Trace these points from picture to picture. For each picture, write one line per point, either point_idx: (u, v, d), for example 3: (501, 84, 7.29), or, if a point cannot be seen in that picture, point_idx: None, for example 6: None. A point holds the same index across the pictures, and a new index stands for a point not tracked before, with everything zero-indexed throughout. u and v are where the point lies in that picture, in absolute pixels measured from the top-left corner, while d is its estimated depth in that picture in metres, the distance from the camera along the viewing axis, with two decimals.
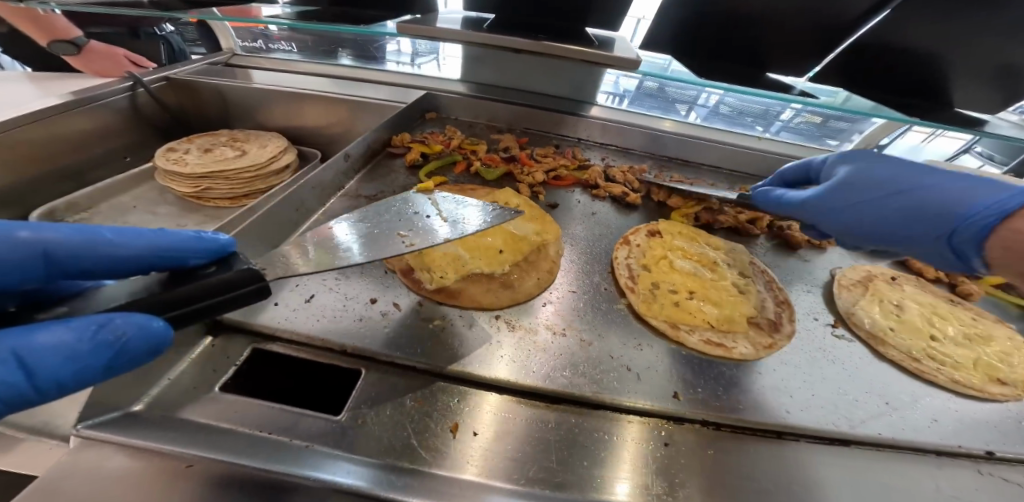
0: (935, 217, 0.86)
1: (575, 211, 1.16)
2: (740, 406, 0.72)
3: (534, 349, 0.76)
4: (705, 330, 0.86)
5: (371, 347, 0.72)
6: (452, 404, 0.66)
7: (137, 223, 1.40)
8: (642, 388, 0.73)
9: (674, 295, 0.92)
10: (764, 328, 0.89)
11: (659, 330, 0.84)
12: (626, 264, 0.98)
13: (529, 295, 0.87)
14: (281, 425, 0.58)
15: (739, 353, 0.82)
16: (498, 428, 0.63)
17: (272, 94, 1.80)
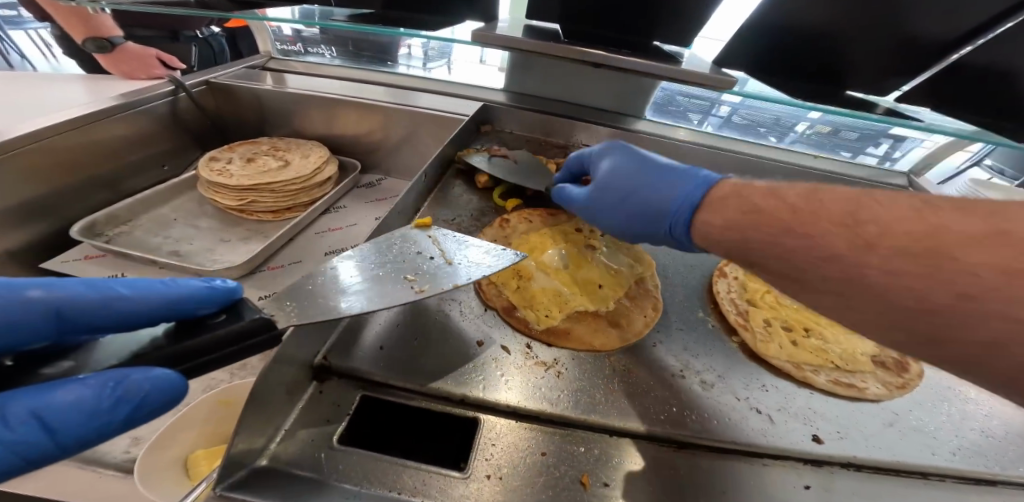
0: (654, 216, 0.86)
1: (658, 240, 1.09)
2: (883, 449, 0.69)
3: (656, 395, 0.72)
4: (830, 372, 0.82)
5: (489, 392, 0.67)
6: (582, 453, 0.62)
7: (181, 237, 1.33)
8: (779, 430, 0.69)
9: (788, 333, 0.88)
10: (889, 369, 0.85)
11: (784, 372, 0.79)
12: (730, 299, 0.91)
13: (641, 333, 0.81)
14: (412, 481, 0.54)
15: (874, 393, 0.78)
16: (626, 478, 0.59)
17: (314, 100, 1.73)
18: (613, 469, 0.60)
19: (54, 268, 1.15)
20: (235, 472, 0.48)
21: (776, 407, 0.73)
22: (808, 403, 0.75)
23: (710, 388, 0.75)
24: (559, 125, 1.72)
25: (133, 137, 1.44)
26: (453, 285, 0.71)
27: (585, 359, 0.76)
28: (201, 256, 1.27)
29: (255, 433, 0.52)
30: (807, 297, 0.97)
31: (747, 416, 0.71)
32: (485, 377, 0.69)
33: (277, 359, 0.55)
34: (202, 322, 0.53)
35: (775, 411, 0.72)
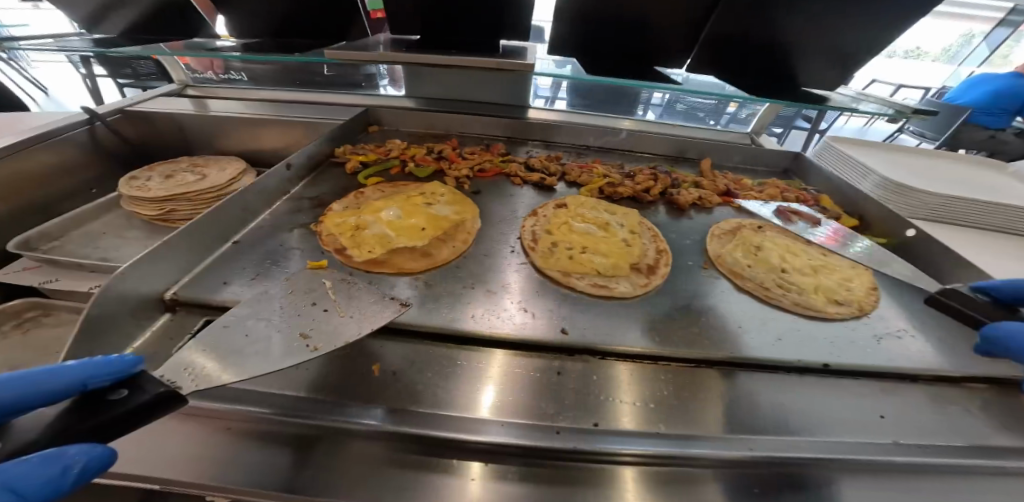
0: None
1: (496, 196, 1.34)
2: (680, 339, 0.90)
3: (441, 303, 0.91)
4: (593, 277, 1.02)
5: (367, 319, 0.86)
6: (447, 360, 0.80)
7: (109, 246, 1.52)
8: (539, 323, 0.89)
9: (570, 251, 1.06)
10: (643, 271, 1.06)
11: (552, 278, 1.00)
12: (531, 230, 1.12)
13: (447, 259, 1.00)
14: (312, 386, 0.73)
15: (619, 292, 0.99)
16: (498, 374, 0.78)
17: (226, 122, 1.95)
18: (404, 362, 0.78)
19: None
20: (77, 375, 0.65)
21: (531, 310, 0.92)
22: (570, 304, 0.95)
23: (473, 295, 0.94)
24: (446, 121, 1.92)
25: (60, 164, 1.63)
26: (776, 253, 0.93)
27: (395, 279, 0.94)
28: None
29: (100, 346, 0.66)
30: (596, 223, 1.17)
31: (463, 313, 0.89)
32: (418, 313, 0.88)
33: (117, 293, 0.70)
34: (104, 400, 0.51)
35: (496, 309, 0.91)
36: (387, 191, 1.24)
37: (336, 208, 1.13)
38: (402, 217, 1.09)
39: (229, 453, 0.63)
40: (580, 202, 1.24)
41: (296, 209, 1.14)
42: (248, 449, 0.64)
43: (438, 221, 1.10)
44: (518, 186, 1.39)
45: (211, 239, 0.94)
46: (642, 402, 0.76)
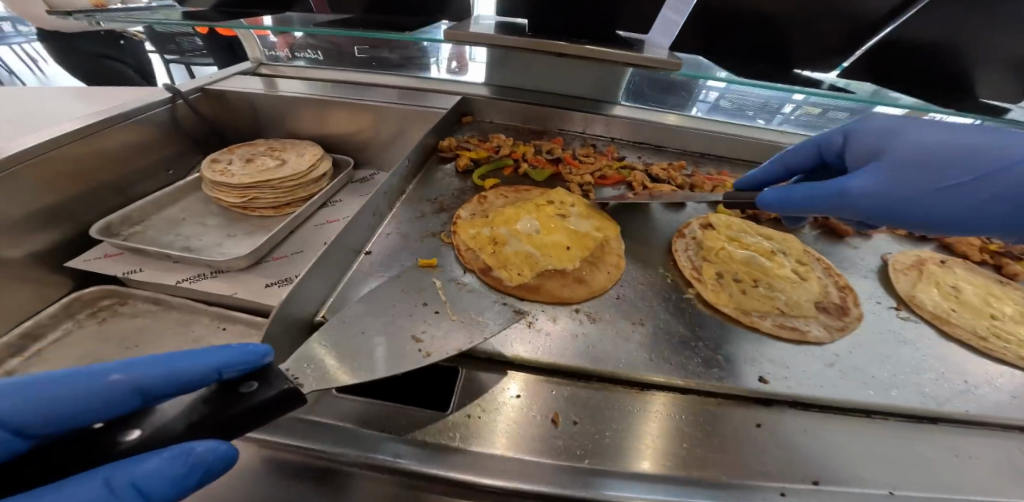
0: None
1: (626, 208, 1.16)
2: (788, 380, 0.77)
3: (621, 338, 0.81)
4: (775, 316, 0.90)
5: (468, 346, 0.77)
6: (503, 389, 0.71)
7: (190, 234, 1.43)
8: (725, 372, 0.77)
9: (739, 284, 0.95)
10: (833, 312, 0.93)
11: (731, 317, 0.88)
12: (686, 256, 1.00)
13: (604, 287, 0.89)
14: (364, 415, 0.65)
15: (815, 336, 0.87)
16: (535, 405, 0.69)
17: (302, 104, 1.83)
18: (582, 409, 0.69)
19: (77, 265, 1.24)
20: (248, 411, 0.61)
21: (708, 354, 0.81)
22: (757, 347, 0.83)
23: (643, 331, 0.83)
24: (537, 114, 1.74)
25: (141, 143, 1.56)
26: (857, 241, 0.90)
27: (555, 311, 0.84)
28: (211, 250, 1.38)
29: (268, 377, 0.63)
30: (758, 250, 1.02)
31: (637, 355, 0.78)
32: (604, 350, 0.79)
33: (283, 318, 0.66)
34: (235, 391, 0.51)
35: (668, 350, 0.80)
36: (512, 197, 1.13)
37: (465, 216, 1.03)
38: (544, 232, 0.98)
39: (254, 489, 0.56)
40: (730, 222, 1.09)
41: (419, 214, 1.03)
42: (277, 483, 0.57)
43: (586, 239, 0.99)
44: (646, 197, 1.22)
45: (342, 248, 0.83)
46: (710, 451, 0.65)
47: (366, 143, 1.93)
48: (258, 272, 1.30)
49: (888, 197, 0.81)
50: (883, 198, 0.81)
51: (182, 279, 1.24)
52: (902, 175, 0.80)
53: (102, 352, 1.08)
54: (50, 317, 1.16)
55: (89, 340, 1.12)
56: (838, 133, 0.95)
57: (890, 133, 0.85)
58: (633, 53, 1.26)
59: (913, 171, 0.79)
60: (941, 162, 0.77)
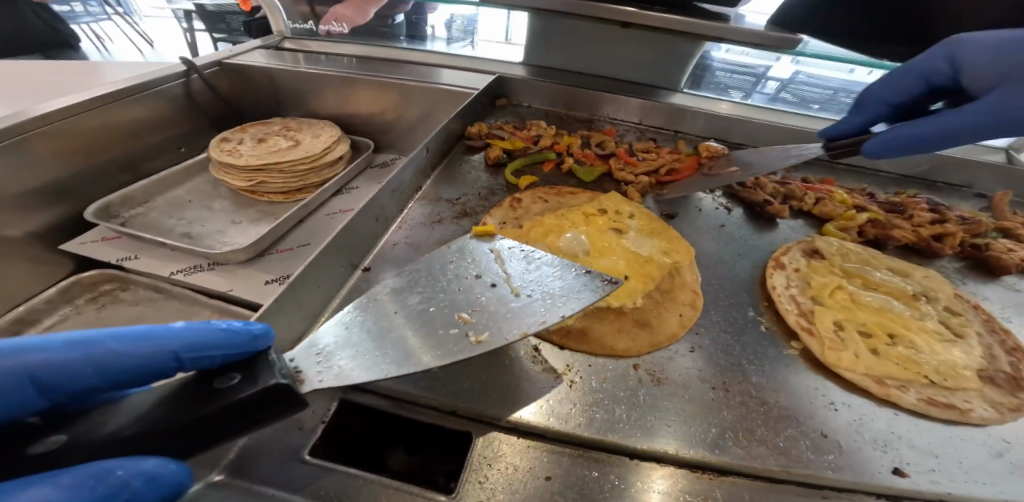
0: None
1: (699, 221, 0.90)
2: (918, 467, 0.52)
3: (697, 411, 0.58)
4: (922, 387, 0.62)
5: (479, 402, 0.56)
6: (501, 446, 0.52)
7: (193, 219, 1.30)
8: (842, 460, 0.52)
9: (867, 340, 0.67)
10: (1004, 385, 0.63)
11: (857, 388, 0.61)
12: (788, 295, 0.73)
13: (674, 337, 0.66)
14: (312, 482, 0.47)
15: (980, 417, 0.58)
16: (538, 472, 0.49)
17: (323, 80, 1.67)
18: (629, 497, 0.47)
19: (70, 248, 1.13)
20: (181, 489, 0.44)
21: (818, 433, 0.56)
22: (888, 425, 0.57)
23: (728, 400, 0.59)
24: (585, 98, 1.47)
25: (154, 118, 1.43)
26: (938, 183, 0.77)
27: (604, 366, 0.62)
28: (212, 238, 1.24)
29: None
30: (891, 293, 0.74)
31: (715, 430, 0.55)
32: (671, 425, 0.55)
33: None
34: (205, 385, 0.34)
35: (759, 425, 0.56)
36: (554, 202, 0.90)
37: (493, 223, 0.82)
38: (594, 252, 0.76)
39: None
40: (844, 249, 0.82)
41: (435, 216, 0.84)
42: None
43: (650, 264, 0.76)
44: (726, 208, 0.95)
45: (334, 262, 0.64)
46: None
47: (389, 125, 1.74)
48: (257, 267, 1.10)
49: (1005, 120, 0.74)
50: (1008, 119, 0.73)
51: (176, 270, 1.07)
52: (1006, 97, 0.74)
53: None
54: (47, 301, 0.99)
55: None
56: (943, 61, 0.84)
57: (999, 53, 0.76)
58: (723, 25, 0.98)
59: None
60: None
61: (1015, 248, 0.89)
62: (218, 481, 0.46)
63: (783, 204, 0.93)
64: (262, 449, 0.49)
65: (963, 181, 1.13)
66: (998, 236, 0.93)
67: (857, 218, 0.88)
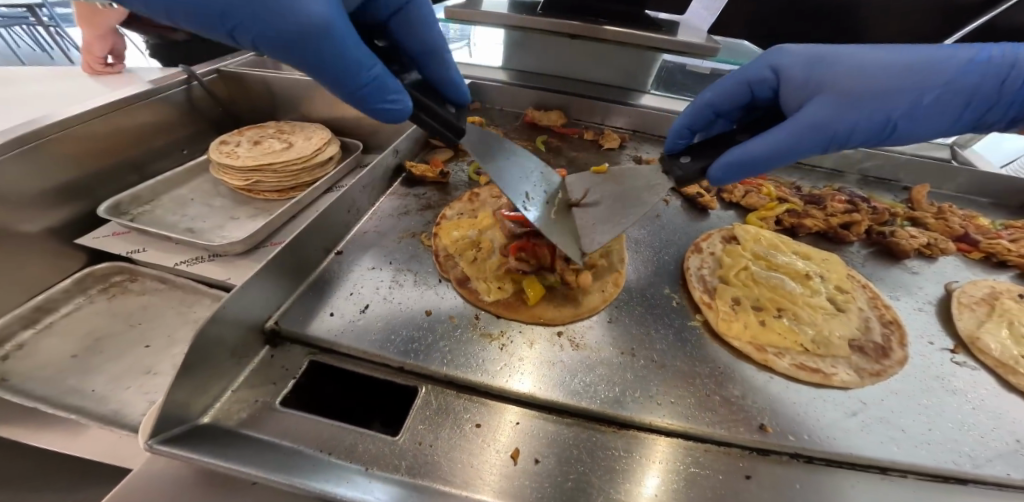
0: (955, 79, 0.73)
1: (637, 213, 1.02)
2: (796, 427, 0.64)
3: (612, 372, 0.70)
4: (797, 353, 0.74)
5: (425, 362, 0.68)
6: (472, 412, 0.63)
7: (195, 215, 1.43)
8: (718, 414, 0.64)
9: (759, 313, 0.79)
10: (869, 353, 0.76)
11: (743, 353, 0.73)
12: (700, 276, 0.85)
13: (594, 310, 0.78)
14: (297, 431, 0.59)
15: (841, 379, 0.70)
16: (509, 441, 0.59)
17: (314, 85, 1.79)
18: (571, 458, 0.58)
19: (85, 242, 1.24)
20: (173, 427, 0.52)
21: (704, 391, 0.68)
22: (763, 386, 0.69)
23: (637, 364, 0.71)
24: (554, 100, 1.57)
25: (159, 123, 1.56)
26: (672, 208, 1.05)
27: (533, 333, 0.75)
28: (212, 233, 1.36)
29: (195, 393, 0.56)
30: (790, 273, 0.86)
31: (617, 389, 0.67)
32: (582, 383, 0.68)
33: (233, 319, 0.63)
34: None
35: (654, 386, 0.68)
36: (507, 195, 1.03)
37: (451, 215, 0.98)
38: None
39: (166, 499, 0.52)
40: (759, 236, 0.93)
41: (401, 210, 0.98)
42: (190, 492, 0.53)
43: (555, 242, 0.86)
44: (664, 201, 1.07)
45: (309, 246, 0.79)
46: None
47: (376, 127, 1.87)
48: (252, 258, 1.21)
49: (834, 128, 0.76)
50: (870, 122, 0.76)
51: (180, 261, 1.19)
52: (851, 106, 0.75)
53: (105, 332, 1.04)
54: (63, 291, 1.11)
55: (94, 317, 1.08)
56: (767, 68, 0.85)
57: (820, 61, 0.79)
58: (665, 36, 1.08)
59: (862, 100, 0.75)
60: (897, 81, 0.75)
61: (918, 235, 1.00)
62: (206, 423, 0.57)
63: (713, 197, 1.05)
64: (246, 397, 0.62)
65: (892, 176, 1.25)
66: (907, 224, 1.07)
67: (775, 210, 1.00)
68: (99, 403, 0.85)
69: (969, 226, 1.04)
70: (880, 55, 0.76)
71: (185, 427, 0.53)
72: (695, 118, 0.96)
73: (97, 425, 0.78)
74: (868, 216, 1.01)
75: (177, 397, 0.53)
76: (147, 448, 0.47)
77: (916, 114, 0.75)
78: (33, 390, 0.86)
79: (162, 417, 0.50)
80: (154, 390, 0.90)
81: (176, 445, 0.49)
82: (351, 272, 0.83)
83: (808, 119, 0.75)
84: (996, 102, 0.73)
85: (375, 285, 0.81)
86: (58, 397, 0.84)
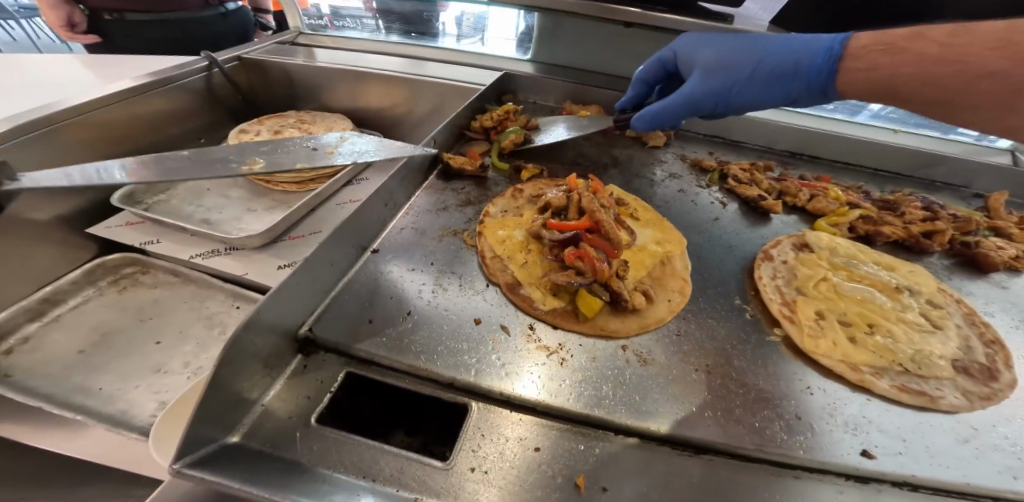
0: (795, 70, 0.86)
1: (693, 215, 0.94)
2: (908, 459, 0.55)
3: (686, 392, 0.61)
4: (895, 374, 0.65)
5: (478, 376, 0.61)
6: (533, 431, 0.55)
7: (212, 206, 1.36)
8: (814, 442, 0.56)
9: (846, 329, 0.70)
10: (975, 375, 0.67)
11: (834, 374, 0.64)
12: (773, 285, 0.76)
13: (661, 321, 0.71)
14: (339, 452, 0.51)
15: (949, 406, 0.62)
16: (580, 465, 0.51)
17: (336, 75, 1.72)
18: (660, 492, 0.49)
19: (96, 232, 1.17)
20: (200, 448, 0.44)
21: (793, 416, 0.59)
22: (860, 411, 0.60)
23: (714, 383, 0.63)
24: (590, 94, 1.49)
25: (177, 110, 1.50)
26: (732, 211, 0.96)
27: (595, 346, 0.67)
28: (229, 224, 1.29)
29: (225, 408, 0.49)
30: (874, 285, 0.77)
31: (696, 411, 0.59)
32: (655, 404, 0.60)
33: (268, 323, 0.55)
34: None
35: (736, 409, 0.60)
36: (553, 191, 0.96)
37: (494, 213, 0.90)
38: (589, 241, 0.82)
39: None
40: (833, 243, 0.85)
41: (439, 205, 0.91)
42: None
43: (613, 247, 0.78)
44: (722, 202, 0.98)
45: (345, 242, 0.73)
46: None
47: (399, 119, 1.79)
48: (271, 252, 1.14)
49: (701, 98, 0.97)
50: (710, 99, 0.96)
51: (196, 253, 1.12)
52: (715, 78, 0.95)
53: (113, 327, 0.97)
54: (72, 282, 1.04)
55: (103, 310, 1.01)
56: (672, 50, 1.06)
57: (706, 45, 0.98)
58: (725, 25, 1.02)
59: (718, 76, 0.94)
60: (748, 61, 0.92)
61: (1006, 245, 0.91)
62: (235, 443, 0.49)
63: (777, 200, 0.96)
64: (277, 412, 0.54)
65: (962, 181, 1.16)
66: (989, 234, 0.97)
67: (847, 214, 0.91)
68: (109, 401, 0.77)
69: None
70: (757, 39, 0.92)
71: (213, 448, 0.46)
72: (635, 93, 1.18)
73: (102, 426, 0.71)
74: (950, 225, 0.92)
75: (208, 412, 0.45)
76: (173, 472, 0.40)
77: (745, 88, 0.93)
78: (36, 386, 0.79)
79: (191, 436, 0.43)
80: (164, 390, 0.82)
81: (205, 468, 0.42)
82: (388, 273, 0.76)
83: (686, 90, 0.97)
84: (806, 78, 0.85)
85: (416, 287, 0.74)
86: (64, 395, 0.77)
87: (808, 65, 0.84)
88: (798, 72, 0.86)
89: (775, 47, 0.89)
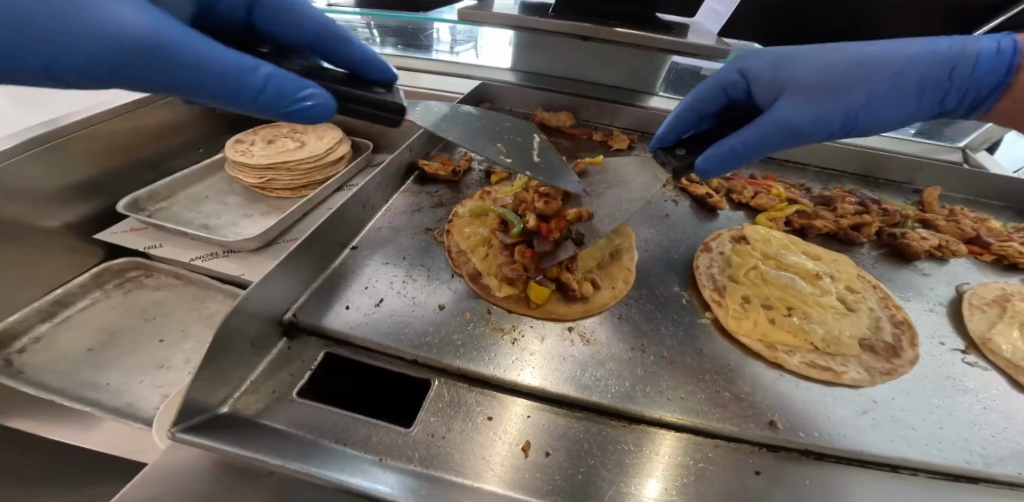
0: (942, 80, 0.75)
1: (646, 213, 1.04)
2: (807, 426, 0.64)
3: (621, 370, 0.70)
4: (808, 352, 0.74)
5: (437, 357, 0.69)
6: (484, 404, 0.64)
7: (210, 212, 1.45)
8: (726, 412, 0.65)
9: (769, 311, 0.80)
10: (880, 352, 0.76)
11: (753, 352, 0.73)
12: (708, 274, 0.86)
13: (605, 307, 0.80)
14: (317, 423, 0.60)
15: (851, 378, 0.71)
16: (520, 433, 0.60)
17: None
18: (587, 455, 0.58)
19: (104, 238, 1.26)
20: (194, 417, 0.53)
21: (713, 390, 0.68)
22: (773, 385, 0.69)
23: (647, 361, 0.72)
24: (564, 102, 1.58)
25: (176, 123, 1.59)
26: (681, 208, 1.05)
27: (544, 329, 0.76)
28: (226, 229, 1.38)
29: (215, 384, 0.58)
30: (799, 273, 0.86)
31: (628, 385, 0.68)
32: (593, 378, 0.69)
33: (254, 311, 0.65)
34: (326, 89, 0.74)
35: (664, 382, 0.69)
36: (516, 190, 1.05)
37: (462, 213, 1.00)
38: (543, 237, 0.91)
39: (195, 484, 0.54)
40: (768, 236, 0.94)
41: (414, 208, 1.00)
42: (213, 480, 0.55)
43: (570, 239, 0.87)
44: (674, 200, 1.08)
45: (325, 242, 0.82)
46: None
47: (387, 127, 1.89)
48: (265, 254, 1.22)
49: (814, 125, 0.81)
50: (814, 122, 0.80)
51: (195, 256, 1.21)
52: (812, 98, 0.79)
53: (121, 326, 1.06)
54: (81, 285, 1.13)
55: (110, 311, 1.11)
56: (735, 71, 0.86)
57: (787, 64, 0.81)
58: (674, 38, 1.10)
59: (829, 96, 0.79)
60: (843, 81, 0.78)
61: (930, 236, 1.00)
62: (225, 413, 0.58)
63: (723, 197, 1.06)
64: (262, 391, 0.63)
65: (903, 178, 1.25)
66: (918, 227, 1.07)
67: (784, 209, 1.00)
68: (117, 395, 0.87)
69: (981, 228, 1.04)
70: (833, 54, 0.79)
71: (204, 417, 0.55)
72: (679, 122, 0.93)
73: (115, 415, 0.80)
74: (879, 218, 1.02)
75: (198, 388, 0.54)
76: (172, 435, 0.49)
77: (873, 105, 0.78)
78: (52, 382, 0.88)
79: (187, 406, 0.51)
80: (167, 384, 0.91)
81: (196, 433, 0.51)
82: (364, 267, 0.85)
83: (782, 117, 0.80)
84: (950, 87, 0.75)
85: (389, 280, 0.83)
86: (77, 389, 0.86)
87: (972, 65, 0.73)
88: (942, 83, 0.75)
89: (839, 67, 0.78)
